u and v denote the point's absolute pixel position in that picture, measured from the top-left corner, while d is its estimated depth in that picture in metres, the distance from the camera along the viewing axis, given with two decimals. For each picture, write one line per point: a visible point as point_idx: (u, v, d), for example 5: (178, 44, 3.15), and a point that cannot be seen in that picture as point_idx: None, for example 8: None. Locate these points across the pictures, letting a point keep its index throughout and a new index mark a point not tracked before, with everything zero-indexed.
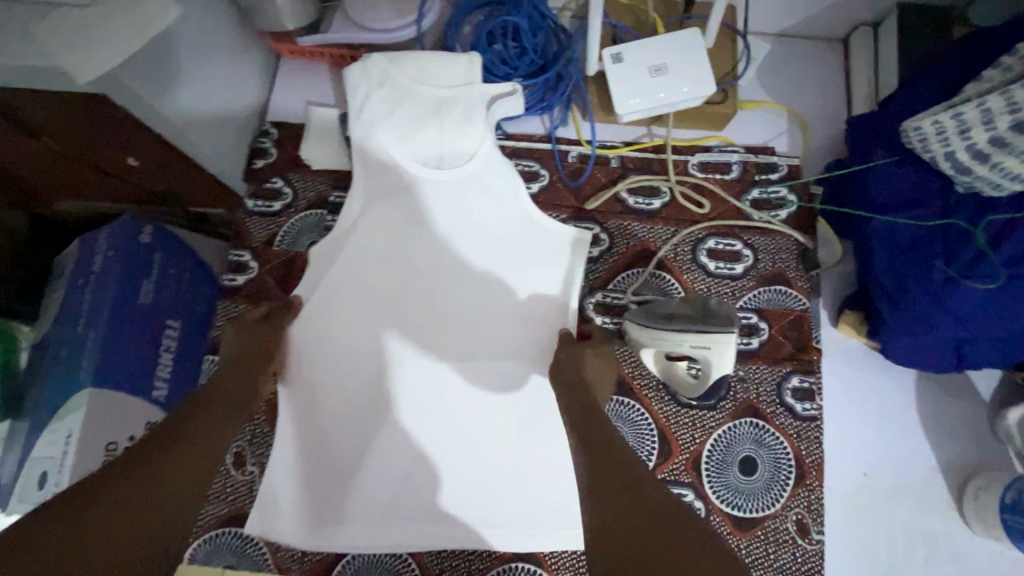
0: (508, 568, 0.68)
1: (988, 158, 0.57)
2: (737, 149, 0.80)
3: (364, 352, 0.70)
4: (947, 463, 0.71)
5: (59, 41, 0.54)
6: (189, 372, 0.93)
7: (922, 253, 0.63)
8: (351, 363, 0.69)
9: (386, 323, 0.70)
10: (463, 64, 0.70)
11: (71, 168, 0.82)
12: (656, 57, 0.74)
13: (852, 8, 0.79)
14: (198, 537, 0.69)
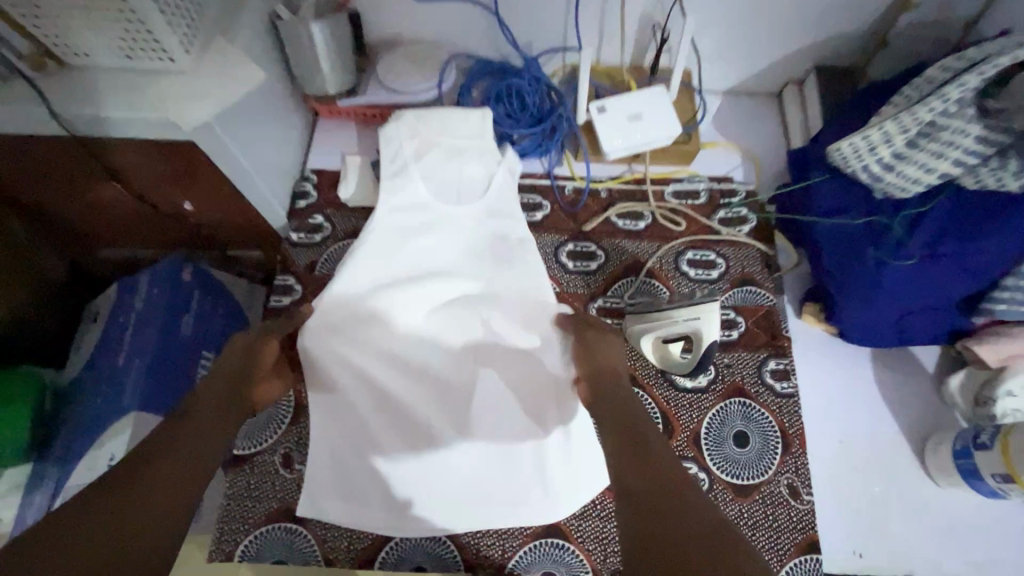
0: (537, 544, 0.74)
1: (892, 167, 0.75)
2: (703, 179, 0.98)
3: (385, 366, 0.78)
4: (908, 427, 0.82)
5: (169, 98, 0.69)
6: None
7: (856, 244, 0.78)
8: (376, 381, 0.77)
9: (403, 329, 0.80)
10: (478, 116, 0.88)
11: (133, 213, 0.94)
12: (633, 107, 0.92)
13: (780, 69, 1.00)
14: (248, 534, 0.73)
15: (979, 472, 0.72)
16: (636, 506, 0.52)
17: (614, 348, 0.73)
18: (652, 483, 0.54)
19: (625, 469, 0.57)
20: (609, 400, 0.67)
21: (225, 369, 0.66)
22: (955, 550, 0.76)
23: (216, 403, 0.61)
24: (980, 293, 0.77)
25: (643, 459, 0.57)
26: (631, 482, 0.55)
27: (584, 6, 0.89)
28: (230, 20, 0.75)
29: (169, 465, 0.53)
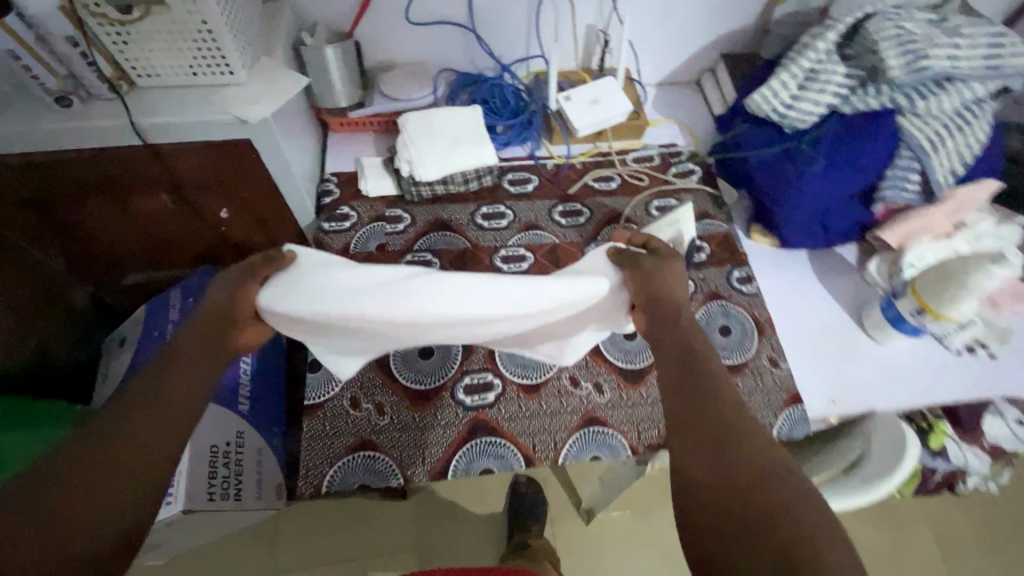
0: (583, 431, 0.87)
1: (789, 108, 1.00)
2: (653, 146, 1.21)
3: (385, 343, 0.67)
4: (846, 304, 1.05)
5: (234, 102, 0.84)
6: (266, 386, 1.07)
7: (779, 166, 1.02)
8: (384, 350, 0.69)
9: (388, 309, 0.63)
10: (470, 112, 1.10)
11: (170, 226, 1.04)
12: (591, 94, 1.16)
13: (695, 60, 1.28)
14: (333, 465, 0.82)
15: (901, 314, 0.94)
16: (686, 462, 0.47)
17: (673, 281, 0.65)
18: (724, 446, 0.47)
19: (683, 413, 0.51)
20: (671, 347, 0.58)
21: (211, 310, 0.58)
22: (901, 388, 0.96)
23: (196, 363, 0.54)
24: (873, 189, 1.01)
25: (713, 413, 0.50)
26: (687, 424, 0.50)
27: (542, 20, 1.12)
28: (269, 44, 0.92)
29: (131, 442, 0.45)
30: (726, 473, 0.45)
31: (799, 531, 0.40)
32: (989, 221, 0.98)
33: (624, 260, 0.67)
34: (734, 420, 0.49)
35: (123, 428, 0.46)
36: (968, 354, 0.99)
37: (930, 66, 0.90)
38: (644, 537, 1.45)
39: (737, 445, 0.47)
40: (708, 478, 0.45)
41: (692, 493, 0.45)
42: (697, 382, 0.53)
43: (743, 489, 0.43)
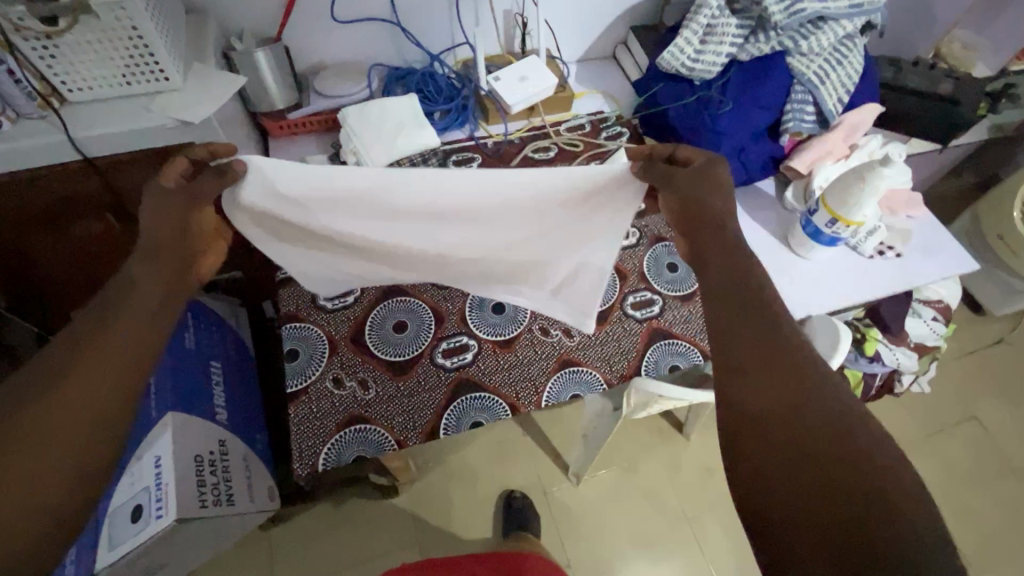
0: (560, 373, 0.94)
1: (695, 62, 1.12)
2: (583, 115, 1.30)
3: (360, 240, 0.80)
4: (772, 230, 1.17)
5: (176, 106, 0.85)
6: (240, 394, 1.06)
7: (696, 114, 1.13)
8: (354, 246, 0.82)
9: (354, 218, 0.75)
10: (407, 101, 1.14)
11: (116, 247, 1.02)
12: (519, 72, 1.22)
13: (608, 35, 1.39)
14: (326, 443, 0.84)
15: (819, 228, 1.06)
16: (742, 416, 0.55)
17: (719, 197, 0.68)
18: (783, 390, 0.54)
19: (742, 358, 0.59)
20: (728, 282, 0.64)
21: (154, 242, 0.63)
22: (829, 293, 1.08)
23: (147, 297, 0.61)
24: (778, 124, 1.14)
25: (770, 358, 0.57)
26: (745, 366, 0.58)
27: (462, 9, 1.19)
28: (199, 51, 0.94)
29: (105, 364, 0.55)
30: (782, 419, 0.53)
31: (848, 468, 0.48)
32: (876, 140, 1.13)
33: (656, 172, 0.68)
34: (792, 366, 0.56)
35: (77, 379, 0.54)
36: (880, 257, 1.13)
37: (804, 8, 1.04)
38: (632, 487, 1.53)
39: (793, 390, 0.54)
40: (765, 422, 0.54)
41: (747, 434, 0.54)
42: (755, 326, 0.60)
43: (795, 443, 0.51)
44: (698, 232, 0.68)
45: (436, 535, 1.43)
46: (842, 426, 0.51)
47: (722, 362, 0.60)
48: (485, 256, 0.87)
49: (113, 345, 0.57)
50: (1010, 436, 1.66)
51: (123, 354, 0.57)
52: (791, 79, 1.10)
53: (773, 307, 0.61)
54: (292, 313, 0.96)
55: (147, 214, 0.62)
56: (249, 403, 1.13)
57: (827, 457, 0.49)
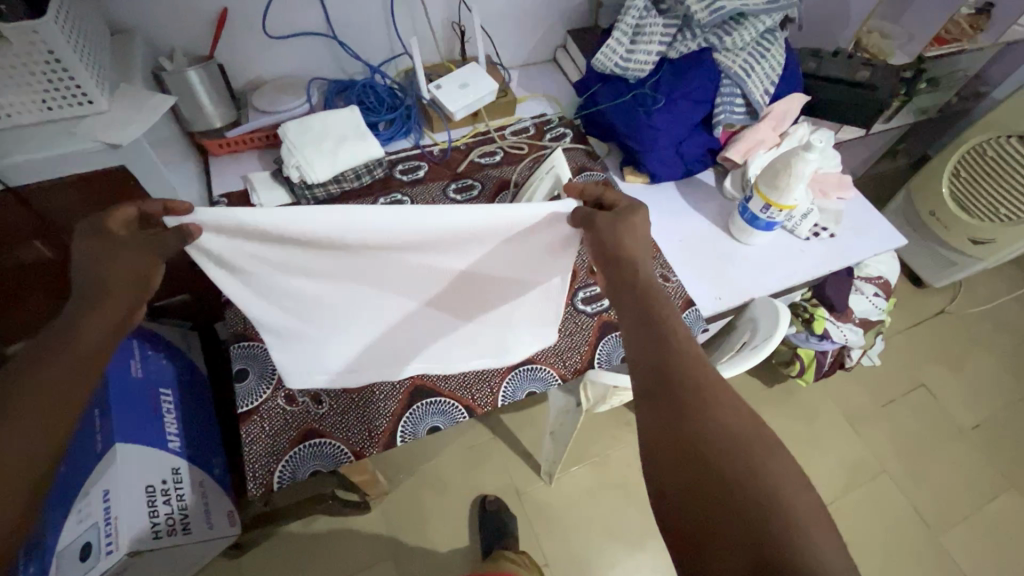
0: (515, 372, 0.95)
1: (626, 64, 1.16)
2: (527, 119, 1.33)
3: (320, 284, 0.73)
4: (713, 219, 1.21)
5: (103, 129, 0.83)
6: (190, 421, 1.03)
7: (632, 112, 1.17)
8: (313, 293, 0.75)
9: (309, 261, 0.69)
10: (348, 114, 1.15)
11: (51, 276, 1.00)
12: (460, 79, 1.24)
13: (546, 41, 1.42)
14: (281, 461, 0.83)
15: (756, 213, 1.10)
16: (675, 475, 0.52)
17: (632, 237, 0.67)
18: (692, 414, 0.55)
19: (668, 413, 0.56)
20: (652, 331, 0.62)
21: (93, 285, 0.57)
22: (769, 276, 1.12)
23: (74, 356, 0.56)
24: (711, 117, 1.19)
25: (679, 384, 0.57)
26: (654, 393, 0.58)
27: (399, 20, 1.20)
28: (126, 73, 0.92)
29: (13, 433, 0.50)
30: (692, 442, 0.53)
31: (752, 490, 0.49)
32: (804, 127, 1.19)
33: (581, 218, 0.69)
34: (699, 388, 0.57)
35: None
36: (815, 238, 1.18)
37: (724, 5, 1.07)
38: (604, 482, 1.55)
39: (702, 414, 0.54)
40: (677, 446, 0.53)
41: (660, 460, 0.54)
42: (663, 351, 0.60)
43: (727, 500, 0.49)
44: (614, 269, 0.68)
45: (411, 549, 1.41)
46: (748, 448, 0.52)
47: (636, 387, 0.60)
48: (453, 300, 0.82)
49: (39, 389, 0.53)
50: (956, 400, 1.75)
51: (45, 401, 0.53)
52: (719, 74, 1.15)
53: (679, 334, 0.62)
54: (240, 332, 0.94)
55: (72, 258, 0.57)
56: (204, 428, 1.10)
57: (732, 478, 0.50)
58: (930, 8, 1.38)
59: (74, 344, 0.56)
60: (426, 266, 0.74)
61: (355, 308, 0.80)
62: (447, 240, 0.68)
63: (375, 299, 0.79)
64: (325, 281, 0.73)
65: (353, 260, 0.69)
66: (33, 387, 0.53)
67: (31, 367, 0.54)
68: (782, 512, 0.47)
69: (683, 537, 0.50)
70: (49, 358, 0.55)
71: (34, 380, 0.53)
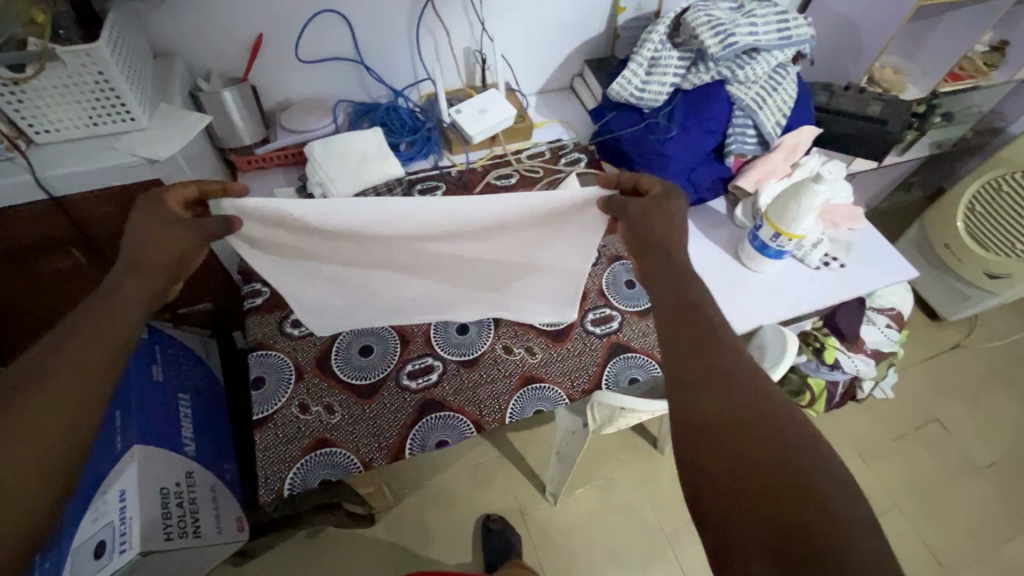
0: (523, 390, 0.96)
1: (641, 92, 1.19)
2: (543, 144, 1.36)
3: (353, 259, 0.84)
4: (724, 246, 1.23)
5: (143, 145, 0.88)
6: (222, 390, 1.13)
7: (645, 139, 1.20)
8: (348, 266, 0.87)
9: (342, 245, 0.79)
10: (370, 134, 1.19)
11: (83, 280, 1.04)
12: (480, 105, 1.29)
13: (564, 69, 1.46)
14: (292, 468, 0.85)
15: (765, 242, 1.12)
16: (699, 440, 0.55)
17: (665, 224, 0.73)
18: (724, 398, 0.56)
19: (695, 383, 0.59)
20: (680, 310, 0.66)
21: (140, 256, 0.65)
22: (778, 305, 1.13)
23: (112, 326, 0.60)
24: (723, 146, 1.21)
25: (711, 368, 0.59)
26: (684, 360, 0.61)
27: (423, 47, 1.26)
28: (166, 93, 0.98)
29: (48, 416, 0.52)
30: (722, 425, 0.55)
31: (782, 474, 0.49)
32: (816, 159, 1.21)
33: (614, 204, 0.75)
34: (732, 374, 0.58)
35: (41, 396, 0.52)
36: (825, 268, 1.19)
37: (738, 40, 1.11)
38: (610, 505, 1.54)
39: (734, 397, 0.56)
40: (708, 428, 0.55)
41: (688, 440, 0.56)
42: (697, 336, 0.62)
43: (751, 460, 0.51)
44: (653, 257, 0.73)
45: (415, 566, 1.41)
46: (780, 434, 0.52)
47: (668, 371, 0.62)
48: (470, 269, 0.92)
49: (82, 364, 0.56)
50: (971, 436, 1.72)
51: (81, 375, 0.55)
52: (732, 106, 1.18)
53: (714, 321, 0.64)
54: (258, 341, 0.97)
55: (129, 229, 0.65)
56: (218, 434, 1.13)
57: (757, 440, 0.52)
58: (943, 47, 1.41)
59: (114, 308, 0.61)
60: (447, 246, 0.83)
61: (389, 274, 0.91)
62: (475, 221, 0.76)
63: (403, 270, 0.89)
64: (358, 257, 0.84)
65: (383, 243, 0.79)
66: (76, 346, 0.57)
67: (76, 335, 0.58)
68: (812, 498, 0.47)
69: (711, 516, 0.51)
70: (88, 328, 0.59)
71: (77, 348, 0.57)
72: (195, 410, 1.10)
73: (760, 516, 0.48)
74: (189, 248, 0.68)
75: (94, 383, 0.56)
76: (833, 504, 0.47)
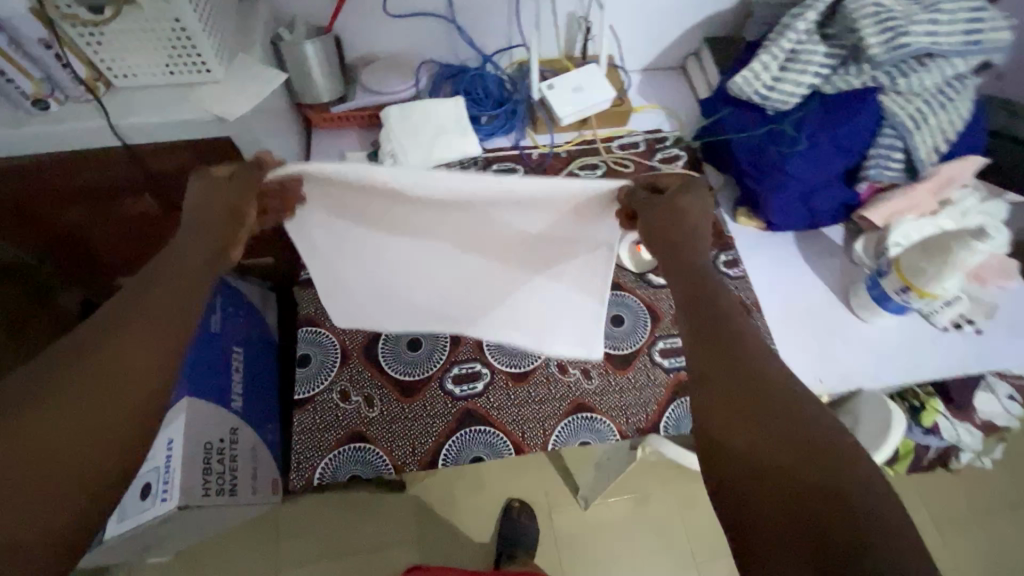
0: (571, 418, 0.88)
1: (772, 89, 0.99)
2: (639, 133, 1.21)
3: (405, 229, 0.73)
4: (832, 285, 1.05)
5: (215, 99, 0.83)
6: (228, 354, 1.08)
7: (760, 148, 1.02)
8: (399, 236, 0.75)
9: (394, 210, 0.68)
10: (452, 104, 1.10)
11: (153, 227, 1.03)
12: (575, 82, 1.14)
13: (679, 45, 1.27)
14: (323, 458, 0.83)
15: (887, 292, 0.94)
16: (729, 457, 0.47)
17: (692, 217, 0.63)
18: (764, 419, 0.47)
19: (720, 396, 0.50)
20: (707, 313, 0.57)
21: (200, 218, 0.60)
22: (886, 367, 0.96)
23: (176, 287, 0.55)
24: (857, 168, 1.01)
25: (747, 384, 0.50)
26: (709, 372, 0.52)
27: (523, 8, 1.11)
28: (246, 41, 0.92)
29: (111, 377, 0.47)
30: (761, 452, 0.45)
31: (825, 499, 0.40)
32: (973, 197, 0.99)
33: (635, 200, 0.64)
34: (772, 398, 0.48)
35: (109, 355, 0.48)
36: (953, 329, 0.99)
37: (909, 43, 0.89)
38: (641, 520, 1.47)
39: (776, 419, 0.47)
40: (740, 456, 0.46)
41: (717, 456, 0.48)
42: (727, 343, 0.54)
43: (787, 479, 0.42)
44: (675, 255, 0.62)
45: (437, 539, 1.43)
46: (821, 452, 0.43)
47: (694, 388, 0.52)
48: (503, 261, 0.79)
49: (143, 328, 0.51)
50: None
51: (151, 337, 0.50)
52: (881, 120, 0.97)
53: (747, 337, 0.54)
54: (309, 316, 0.95)
55: (191, 196, 0.62)
56: (266, 390, 1.15)
57: (789, 455, 0.44)
58: None
59: (181, 268, 0.57)
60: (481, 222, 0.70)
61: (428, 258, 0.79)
62: (500, 200, 0.64)
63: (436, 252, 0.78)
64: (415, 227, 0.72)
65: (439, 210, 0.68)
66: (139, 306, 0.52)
67: (147, 295, 0.54)
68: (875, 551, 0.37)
69: (746, 537, 0.43)
70: (157, 288, 0.54)
71: (144, 309, 0.52)
72: (250, 365, 1.12)
73: (802, 560, 0.39)
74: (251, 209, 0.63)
75: (162, 339, 0.51)
76: (905, 547, 0.37)
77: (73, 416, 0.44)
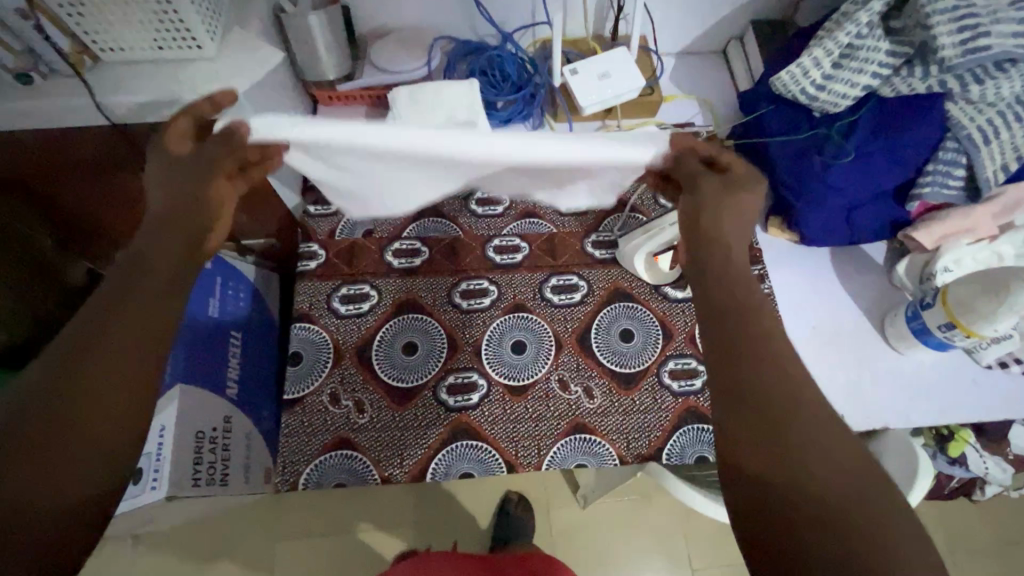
0: (569, 439, 0.84)
1: (825, 87, 0.87)
2: (668, 126, 1.11)
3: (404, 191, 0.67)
4: (866, 309, 0.97)
5: (207, 81, 0.78)
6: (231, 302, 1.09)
7: (803, 155, 0.92)
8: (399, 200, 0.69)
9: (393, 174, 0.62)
10: (464, 86, 1.01)
11: None
12: (602, 67, 1.04)
13: (721, 29, 1.15)
14: (309, 463, 0.81)
15: (928, 328, 0.85)
16: (747, 473, 0.41)
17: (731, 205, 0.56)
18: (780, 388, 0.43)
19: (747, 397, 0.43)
20: (737, 302, 0.49)
21: (169, 205, 0.54)
22: (917, 405, 0.89)
23: (156, 278, 0.49)
24: (909, 184, 0.91)
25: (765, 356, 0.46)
26: (735, 367, 0.45)
27: None
28: (243, 13, 0.85)
29: (96, 385, 0.42)
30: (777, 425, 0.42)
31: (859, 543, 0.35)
32: None
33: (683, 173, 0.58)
34: (801, 405, 0.42)
35: (89, 362, 0.42)
36: (1000, 368, 0.90)
37: (988, 46, 0.77)
38: (641, 525, 1.44)
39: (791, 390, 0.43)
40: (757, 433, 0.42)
41: (735, 465, 0.42)
42: (756, 334, 0.47)
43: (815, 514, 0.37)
44: (706, 242, 0.55)
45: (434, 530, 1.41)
46: (856, 486, 0.38)
47: (713, 384, 0.46)
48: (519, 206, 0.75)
49: (121, 327, 0.45)
50: None
51: (130, 334, 0.45)
52: (943, 131, 0.86)
53: (774, 328, 0.47)
54: (304, 311, 0.91)
55: (156, 175, 0.55)
56: (265, 377, 1.13)
57: (817, 485, 0.38)
58: None
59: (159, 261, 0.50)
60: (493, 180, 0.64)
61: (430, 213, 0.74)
62: (520, 168, 0.59)
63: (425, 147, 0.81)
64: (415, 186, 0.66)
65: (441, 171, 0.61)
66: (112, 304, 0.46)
67: (121, 287, 0.47)
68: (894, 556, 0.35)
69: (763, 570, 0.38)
70: (135, 280, 0.48)
71: (109, 317, 0.45)
72: (249, 350, 1.11)
73: None
74: (220, 190, 0.57)
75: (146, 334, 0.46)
76: None
77: (59, 439, 0.39)
